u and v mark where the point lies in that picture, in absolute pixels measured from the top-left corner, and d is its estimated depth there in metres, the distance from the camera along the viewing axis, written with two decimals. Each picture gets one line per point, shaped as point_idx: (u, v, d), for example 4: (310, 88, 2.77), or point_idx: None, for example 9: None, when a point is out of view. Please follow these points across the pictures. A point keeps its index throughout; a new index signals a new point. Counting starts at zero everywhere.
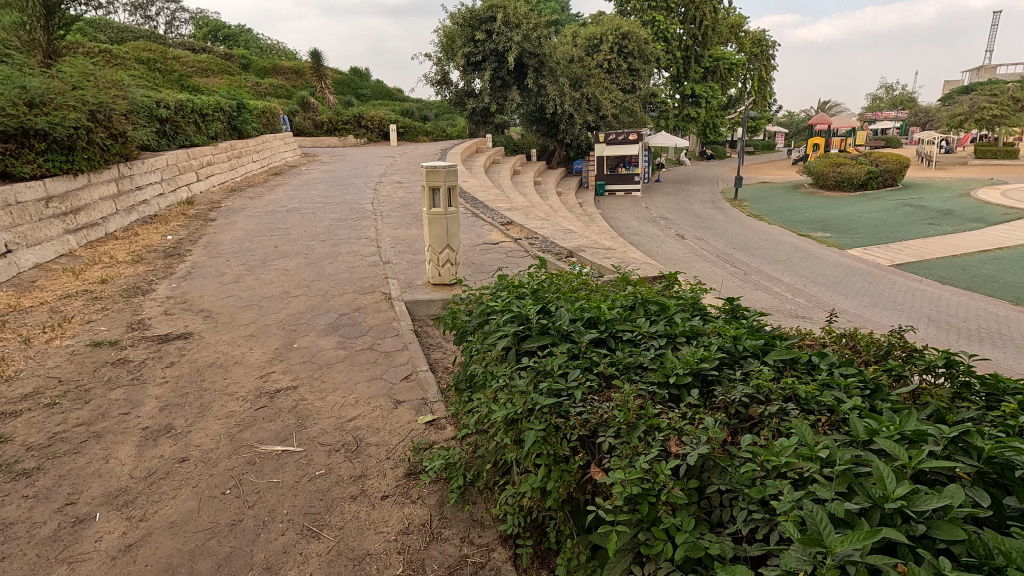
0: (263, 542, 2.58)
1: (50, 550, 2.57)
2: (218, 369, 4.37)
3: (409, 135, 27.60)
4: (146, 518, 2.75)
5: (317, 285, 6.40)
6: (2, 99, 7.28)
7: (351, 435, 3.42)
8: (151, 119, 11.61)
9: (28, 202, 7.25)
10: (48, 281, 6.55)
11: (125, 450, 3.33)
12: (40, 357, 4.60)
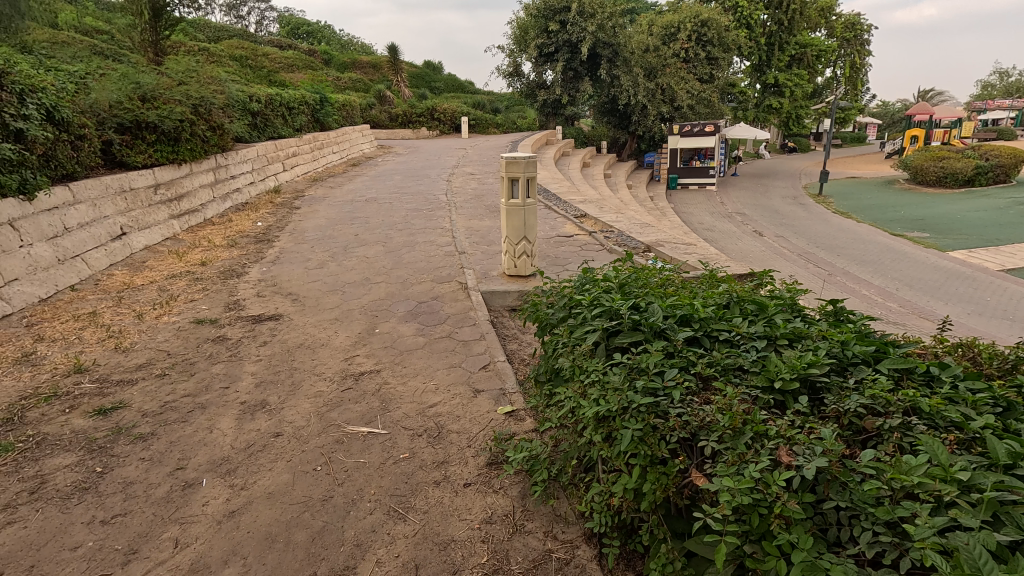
0: (352, 520, 2.67)
1: (164, 510, 2.78)
2: (306, 350, 4.58)
3: (480, 127, 27.91)
4: (247, 486, 2.93)
5: (396, 273, 6.58)
6: (120, 94, 7.96)
7: (433, 421, 3.49)
8: (244, 113, 12.38)
9: (141, 189, 7.90)
10: (156, 261, 7.12)
11: (226, 422, 3.55)
12: (152, 331, 5.01)
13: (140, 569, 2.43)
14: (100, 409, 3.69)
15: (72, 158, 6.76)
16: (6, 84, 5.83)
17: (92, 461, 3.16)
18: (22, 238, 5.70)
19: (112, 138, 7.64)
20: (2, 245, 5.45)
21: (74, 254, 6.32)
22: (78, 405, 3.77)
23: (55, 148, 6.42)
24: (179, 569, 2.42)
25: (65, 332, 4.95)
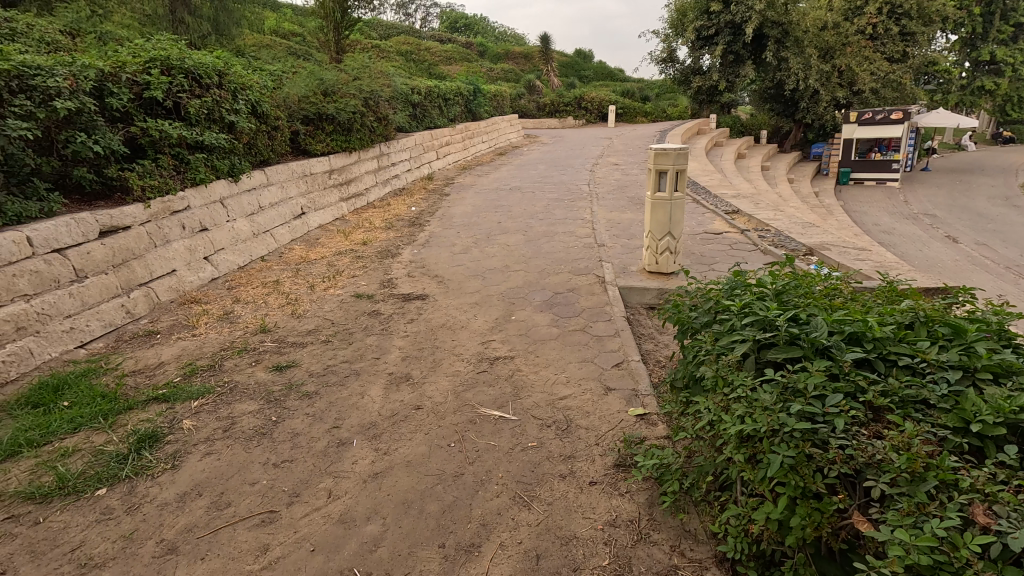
0: (480, 499, 2.79)
1: (321, 462, 3.14)
2: (447, 331, 4.85)
3: (628, 116, 27.23)
4: (390, 452, 3.19)
5: (534, 261, 6.70)
6: (307, 90, 9.02)
7: (562, 413, 3.50)
8: (406, 104, 13.38)
9: (319, 174, 8.93)
10: (327, 239, 8.04)
11: (375, 390, 3.90)
12: (320, 302, 5.67)
13: (300, 511, 2.77)
14: (278, 366, 4.27)
15: (268, 146, 7.83)
16: (224, 83, 6.87)
17: (269, 410, 3.68)
18: (228, 214, 6.76)
19: (299, 128, 8.71)
20: (214, 220, 6.51)
21: (265, 229, 7.37)
22: (262, 360, 4.41)
23: (256, 138, 7.48)
24: (330, 517, 2.72)
25: (256, 296, 5.80)
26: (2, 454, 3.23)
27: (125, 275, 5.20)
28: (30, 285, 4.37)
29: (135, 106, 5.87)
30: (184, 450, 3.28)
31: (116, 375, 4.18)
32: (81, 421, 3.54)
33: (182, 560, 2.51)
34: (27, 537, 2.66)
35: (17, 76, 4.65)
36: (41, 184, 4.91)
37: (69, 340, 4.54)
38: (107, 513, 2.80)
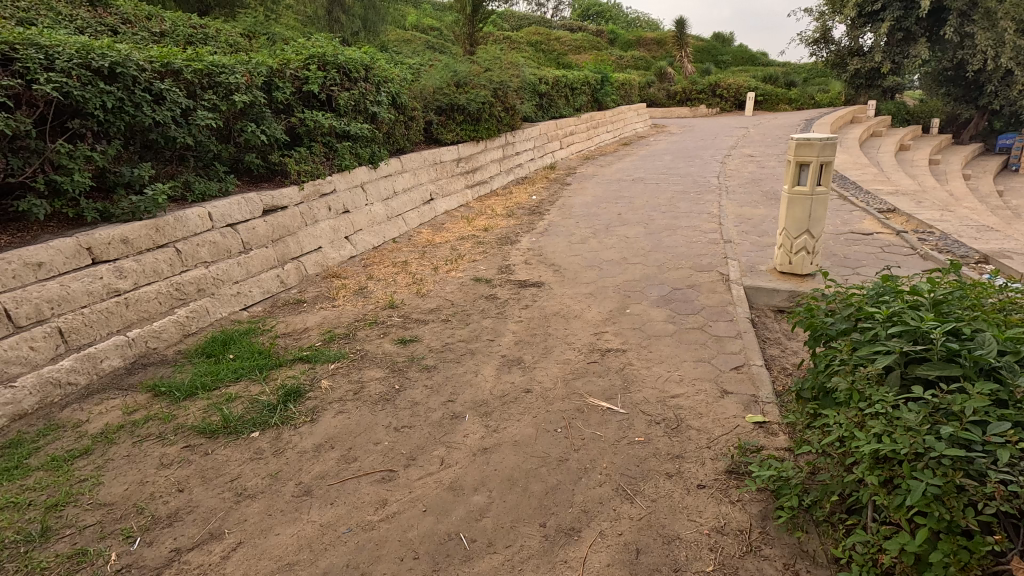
0: (583, 486, 2.81)
1: (436, 432, 3.36)
2: (561, 319, 4.90)
3: (768, 103, 25.18)
4: (499, 430, 3.33)
5: (654, 255, 6.51)
6: (442, 81, 9.50)
7: (673, 412, 3.40)
8: (533, 94, 13.55)
9: (448, 162, 9.40)
10: (451, 224, 8.46)
11: (488, 370, 4.07)
12: (442, 283, 6.00)
13: (415, 474, 3.00)
14: (402, 339, 4.61)
15: (404, 135, 8.38)
16: (370, 77, 7.46)
17: (393, 379, 4.00)
18: (367, 198, 7.38)
19: (432, 118, 9.21)
20: (355, 203, 7.14)
21: (397, 213, 7.94)
22: (389, 333, 4.79)
23: (394, 128, 8.06)
24: (441, 484, 2.91)
25: (386, 275, 6.29)
26: (184, 393, 3.88)
27: (281, 249, 5.91)
28: (209, 254, 5.14)
29: (296, 99, 6.59)
30: (321, 406, 3.69)
31: (270, 336, 4.79)
32: (242, 372, 4.12)
33: (315, 502, 2.84)
34: (200, 464, 3.18)
35: (207, 75, 5.44)
36: (220, 167, 5.72)
37: (235, 303, 5.28)
38: (258, 453, 3.25)
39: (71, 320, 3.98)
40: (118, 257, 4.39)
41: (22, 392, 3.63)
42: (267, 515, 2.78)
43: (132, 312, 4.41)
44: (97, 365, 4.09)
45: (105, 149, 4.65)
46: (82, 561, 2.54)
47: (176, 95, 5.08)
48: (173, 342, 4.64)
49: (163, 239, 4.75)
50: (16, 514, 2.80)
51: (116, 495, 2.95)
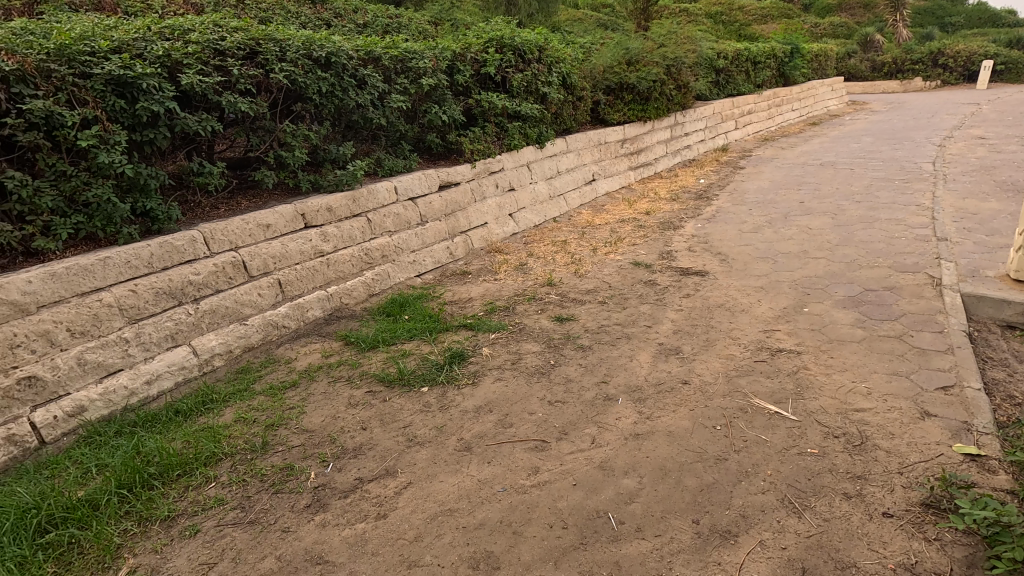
0: (742, 490, 2.65)
1: (589, 410, 3.40)
2: (726, 312, 4.60)
3: (1012, 73, 20.55)
4: (653, 418, 3.26)
5: (842, 250, 5.77)
6: (613, 60, 9.31)
7: (856, 426, 3.02)
8: (709, 71, 12.67)
9: (613, 143, 9.24)
10: (612, 206, 8.34)
11: (644, 356, 3.99)
12: (600, 265, 5.97)
13: (567, 448, 3.07)
14: (559, 317, 4.71)
15: (572, 116, 8.40)
16: (543, 58, 7.59)
17: (549, 354, 4.12)
18: (532, 177, 7.59)
19: (600, 98, 9.09)
20: (520, 181, 7.39)
21: (559, 193, 8.04)
22: (546, 309, 4.92)
23: (562, 108, 8.12)
24: (591, 461, 2.95)
25: (546, 253, 6.43)
26: (368, 345, 4.41)
27: (453, 223, 6.36)
28: (393, 224, 5.71)
29: (474, 81, 6.96)
30: (481, 371, 3.94)
31: (439, 302, 5.22)
32: (415, 332, 4.56)
33: (474, 458, 3.07)
34: (379, 408, 3.61)
35: (401, 60, 5.98)
36: (406, 146, 6.29)
37: (411, 270, 5.83)
38: (427, 406, 3.59)
39: (287, 274, 4.73)
40: (323, 223, 5.09)
41: (251, 330, 4.44)
42: (433, 462, 3.07)
43: (331, 271, 5.10)
44: (303, 314, 4.82)
45: (318, 129, 5.39)
46: (290, 474, 3.05)
47: (375, 80, 5.67)
48: (361, 300, 5.29)
49: (358, 209, 5.40)
50: (245, 427, 3.46)
51: (314, 424, 3.49)
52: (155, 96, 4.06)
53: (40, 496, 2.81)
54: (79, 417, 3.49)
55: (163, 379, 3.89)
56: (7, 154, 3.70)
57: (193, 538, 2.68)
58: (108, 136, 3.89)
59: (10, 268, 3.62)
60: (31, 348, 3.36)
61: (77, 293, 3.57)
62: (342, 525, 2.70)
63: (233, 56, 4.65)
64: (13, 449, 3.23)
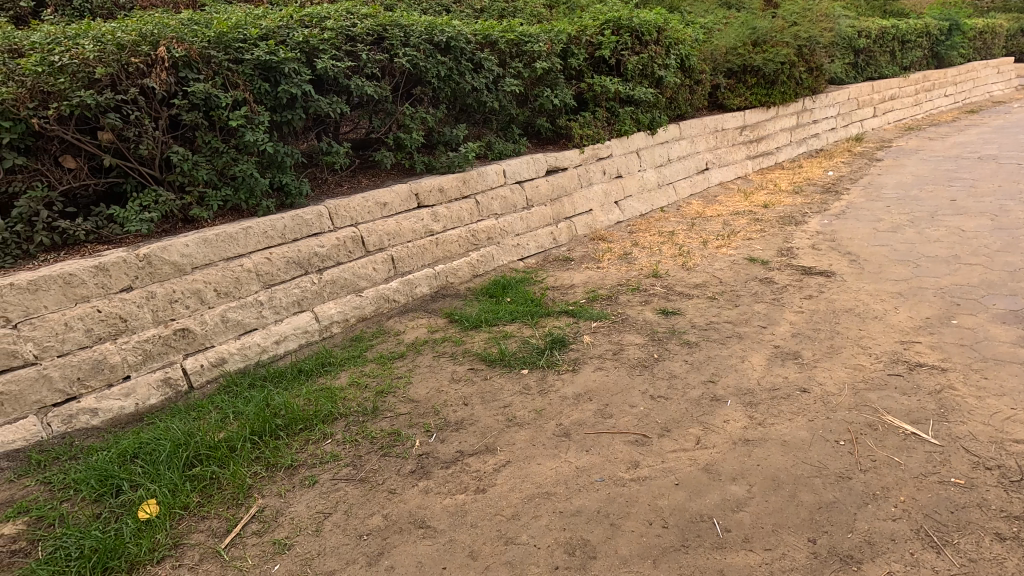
0: (868, 514, 2.49)
1: (695, 409, 3.27)
2: (854, 318, 4.18)
3: None
4: (766, 425, 3.08)
5: (1002, 257, 5.03)
6: (737, 41, 8.67)
7: (1016, 460, 2.70)
8: (848, 51, 11.45)
9: (731, 130, 8.69)
10: (726, 198, 7.87)
11: (757, 358, 3.74)
12: (711, 259, 5.67)
13: (669, 446, 2.99)
14: (664, 310, 4.54)
15: (688, 101, 7.97)
16: (661, 39, 7.25)
17: (653, 348, 3.99)
18: (641, 164, 7.34)
19: (720, 82, 8.52)
20: (628, 168, 7.18)
21: (669, 181, 7.72)
22: (651, 301, 4.77)
23: (678, 92, 7.72)
24: (696, 463, 2.86)
25: (652, 243, 6.22)
26: (471, 324, 4.52)
27: (558, 208, 6.33)
28: (500, 207, 5.79)
29: (587, 64, 6.81)
30: (581, 359, 3.90)
31: (541, 287, 5.24)
32: (516, 315, 4.61)
33: (573, 445, 3.06)
34: (480, 386, 3.70)
35: (516, 44, 5.98)
36: (516, 129, 6.31)
37: (515, 253, 5.90)
38: (527, 388, 3.63)
39: (400, 250, 4.96)
40: (435, 203, 5.27)
41: (365, 301, 4.72)
42: (532, 444, 3.10)
43: (440, 250, 5.28)
44: (412, 290, 5.04)
45: (435, 111, 5.54)
46: (397, 440, 3.23)
47: (491, 64, 5.73)
48: (465, 280, 5.44)
49: (468, 191, 5.53)
50: (358, 391, 3.71)
51: (419, 395, 3.65)
52: (294, 79, 4.39)
53: (188, 434, 3.20)
54: (221, 367, 3.92)
55: (290, 340, 4.26)
56: (174, 131, 4.19)
57: (311, 488, 2.92)
58: (254, 117, 4.27)
59: (172, 233, 4.11)
60: (185, 304, 3.80)
61: (223, 258, 3.99)
62: (444, 494, 2.82)
63: (362, 42, 4.91)
64: (169, 391, 3.72)
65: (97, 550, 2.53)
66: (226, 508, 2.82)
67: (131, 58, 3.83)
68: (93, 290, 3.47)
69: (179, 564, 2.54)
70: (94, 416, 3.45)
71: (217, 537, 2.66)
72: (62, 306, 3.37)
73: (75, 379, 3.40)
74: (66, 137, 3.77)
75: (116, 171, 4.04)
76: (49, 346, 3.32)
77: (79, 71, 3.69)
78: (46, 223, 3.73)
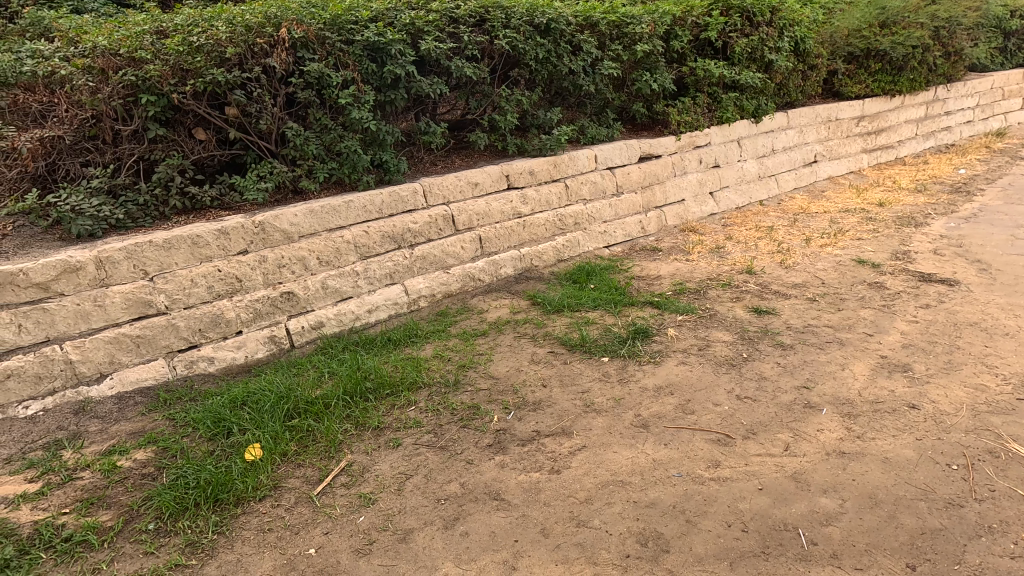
0: (980, 547, 2.29)
1: (785, 414, 3.10)
2: (980, 333, 3.76)
3: None
4: (865, 439, 2.88)
5: None
6: (862, 22, 7.85)
7: None
8: (996, 33, 10.12)
9: (846, 120, 8.00)
10: (835, 193, 7.30)
11: (860, 368, 3.48)
12: (814, 258, 5.29)
13: (754, 449, 2.87)
14: (757, 308, 4.31)
15: (799, 87, 7.41)
16: (774, 20, 6.76)
17: (742, 347, 3.81)
18: (741, 154, 6.95)
19: (838, 67, 7.83)
20: (727, 158, 6.82)
21: (771, 173, 7.26)
22: (743, 298, 4.54)
23: (789, 78, 7.20)
24: (782, 469, 2.73)
25: (748, 238, 5.90)
26: (553, 308, 4.53)
27: (649, 196, 6.16)
28: (589, 192, 5.72)
29: (691, 46, 6.49)
30: (664, 352, 3.81)
31: (626, 276, 5.14)
32: (600, 302, 4.57)
33: (651, 437, 3.01)
34: (559, 369, 3.72)
35: (617, 26, 5.83)
36: (611, 114, 6.16)
37: (601, 240, 5.82)
38: (607, 376, 3.60)
39: (488, 231, 5.05)
40: (525, 186, 5.30)
41: (452, 278, 4.86)
42: (609, 432, 3.09)
43: (526, 233, 5.31)
44: (497, 270, 5.13)
45: (530, 94, 5.52)
46: (477, 413, 3.33)
47: (590, 46, 5.61)
48: (549, 263, 5.45)
49: (558, 174, 5.51)
50: (441, 363, 3.86)
51: (499, 372, 3.73)
52: (399, 60, 4.55)
53: (289, 388, 3.48)
54: (319, 330, 4.21)
55: (381, 310, 4.49)
56: (290, 108, 4.49)
57: (394, 450, 3.09)
58: (361, 96, 4.49)
59: (283, 202, 4.43)
60: (292, 269, 4.11)
61: (326, 229, 4.26)
62: (519, 470, 2.88)
63: (464, 23, 4.99)
64: (274, 347, 4.06)
65: (211, 483, 2.81)
66: (320, 459, 3.05)
67: (257, 39, 4.15)
68: (215, 250, 3.83)
69: (277, 504, 2.79)
70: (211, 364, 3.83)
71: (310, 484, 2.89)
72: (190, 264, 3.76)
73: (197, 330, 3.79)
74: (199, 111, 4.15)
75: (238, 144, 4.41)
76: (177, 298, 3.72)
77: (213, 50, 4.04)
78: (179, 188, 4.13)
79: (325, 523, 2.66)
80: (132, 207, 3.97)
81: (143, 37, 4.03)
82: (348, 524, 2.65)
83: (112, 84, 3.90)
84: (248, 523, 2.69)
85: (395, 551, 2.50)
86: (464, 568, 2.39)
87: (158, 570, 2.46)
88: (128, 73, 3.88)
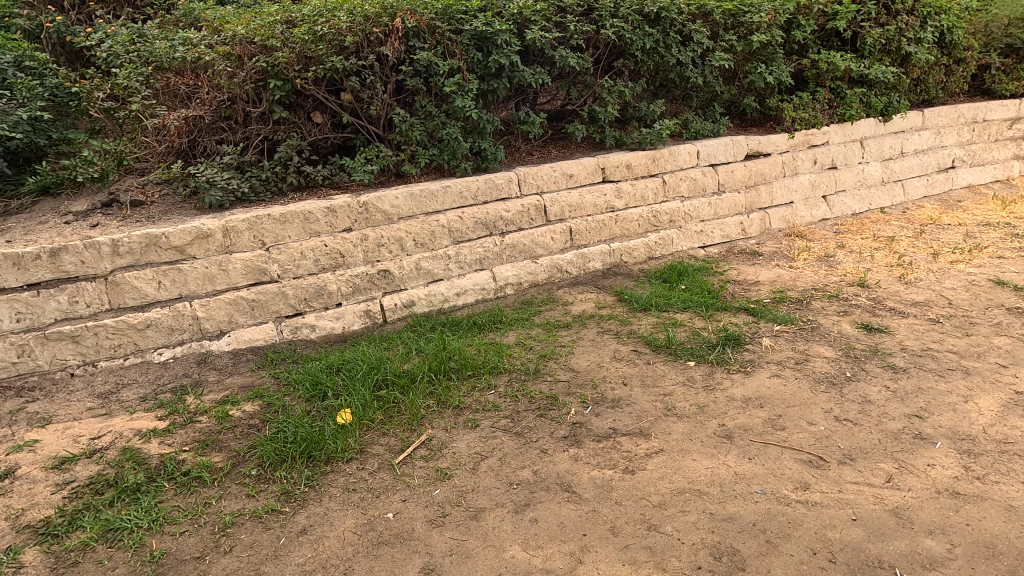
0: None
1: (890, 443, 2.84)
2: None
3: None
4: (985, 481, 2.58)
5: None
6: None
7: None
8: None
9: (996, 122, 7.07)
10: (974, 204, 6.49)
11: (986, 402, 3.10)
12: (941, 274, 4.75)
13: (851, 476, 2.66)
14: (867, 325, 3.95)
15: (940, 83, 6.64)
16: (916, 8, 6.08)
17: (845, 364, 3.52)
18: (864, 156, 6.35)
19: (992, 61, 6.91)
20: (847, 159, 6.27)
21: (898, 178, 6.58)
22: (851, 312, 4.19)
23: (928, 73, 6.47)
24: (882, 502, 2.50)
25: (863, 248, 5.41)
26: (640, 306, 4.43)
27: (753, 197, 5.81)
28: (687, 189, 5.51)
29: (815, 37, 6.00)
30: (756, 362, 3.61)
31: (721, 279, 4.91)
32: (690, 304, 4.41)
33: (734, 449, 2.88)
34: (642, 369, 3.64)
35: (733, 15, 5.53)
36: (718, 108, 5.84)
37: (696, 239, 5.58)
38: (691, 381, 3.48)
39: (579, 223, 5.02)
40: (621, 179, 5.20)
41: (540, 268, 4.88)
42: (689, 438, 2.99)
43: (618, 227, 5.21)
44: (585, 264, 5.08)
45: (634, 85, 5.37)
46: (554, 404, 3.35)
47: (701, 36, 5.36)
48: (640, 260, 5.31)
49: (656, 169, 5.35)
50: (523, 351, 3.91)
51: (580, 365, 3.72)
52: (504, 50, 4.61)
53: (379, 360, 3.69)
54: (410, 308, 4.41)
55: (468, 294, 4.61)
56: (399, 95, 4.70)
57: (472, 430, 3.19)
58: (465, 85, 4.60)
59: (386, 184, 4.66)
60: (389, 249, 4.33)
61: (424, 212, 4.43)
62: (592, 465, 2.87)
63: (572, 13, 4.97)
64: (368, 320, 4.30)
65: (306, 440, 3.06)
66: (403, 431, 3.21)
67: (373, 28, 4.38)
68: (324, 227, 4.13)
69: (362, 467, 2.98)
70: (313, 331, 4.14)
71: (393, 452, 3.06)
72: (301, 237, 4.07)
73: (303, 299, 4.11)
74: (318, 96, 4.47)
75: (350, 128, 4.69)
76: (289, 269, 4.05)
77: (334, 39, 4.31)
78: (297, 167, 4.46)
79: (403, 491, 2.81)
80: (256, 182, 4.35)
81: (275, 26, 4.37)
82: (424, 495, 2.78)
83: (247, 69, 4.29)
84: (336, 481, 2.90)
85: (466, 527, 2.59)
86: (531, 553, 2.43)
87: (257, 512, 2.72)
88: (261, 59, 4.25)
